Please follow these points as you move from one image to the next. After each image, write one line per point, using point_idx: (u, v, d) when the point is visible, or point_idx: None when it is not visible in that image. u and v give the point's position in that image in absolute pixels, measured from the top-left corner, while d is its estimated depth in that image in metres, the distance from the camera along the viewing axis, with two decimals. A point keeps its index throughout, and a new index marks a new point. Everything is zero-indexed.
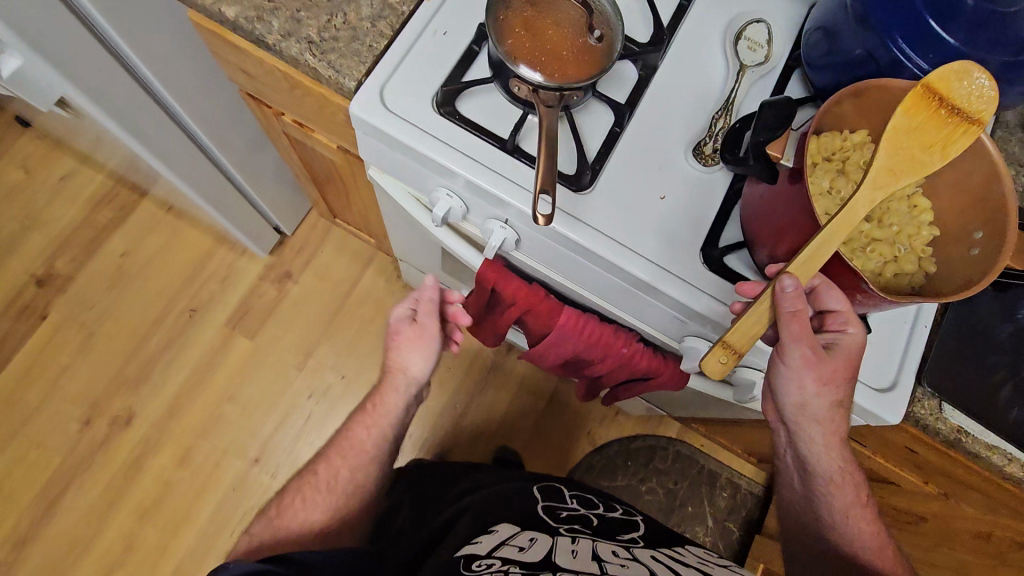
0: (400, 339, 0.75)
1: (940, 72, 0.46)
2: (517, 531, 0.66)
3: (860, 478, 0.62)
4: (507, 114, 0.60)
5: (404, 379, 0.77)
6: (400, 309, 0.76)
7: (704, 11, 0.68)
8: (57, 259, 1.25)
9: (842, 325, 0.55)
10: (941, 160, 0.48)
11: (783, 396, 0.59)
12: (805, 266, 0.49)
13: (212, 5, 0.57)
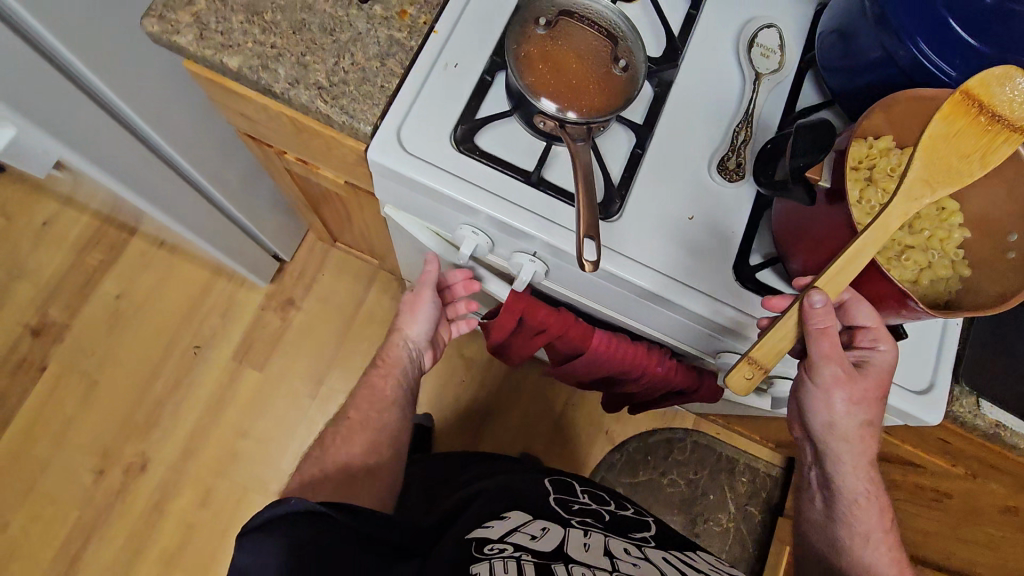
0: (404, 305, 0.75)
1: (981, 77, 0.44)
2: (528, 518, 0.66)
3: (884, 502, 0.61)
4: (529, 145, 0.59)
5: (398, 338, 0.75)
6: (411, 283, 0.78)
7: (714, 18, 0.67)
8: (50, 308, 1.22)
9: (873, 343, 0.55)
10: (980, 170, 0.46)
11: (811, 414, 0.57)
12: (832, 282, 0.49)
13: (213, 55, 0.55)
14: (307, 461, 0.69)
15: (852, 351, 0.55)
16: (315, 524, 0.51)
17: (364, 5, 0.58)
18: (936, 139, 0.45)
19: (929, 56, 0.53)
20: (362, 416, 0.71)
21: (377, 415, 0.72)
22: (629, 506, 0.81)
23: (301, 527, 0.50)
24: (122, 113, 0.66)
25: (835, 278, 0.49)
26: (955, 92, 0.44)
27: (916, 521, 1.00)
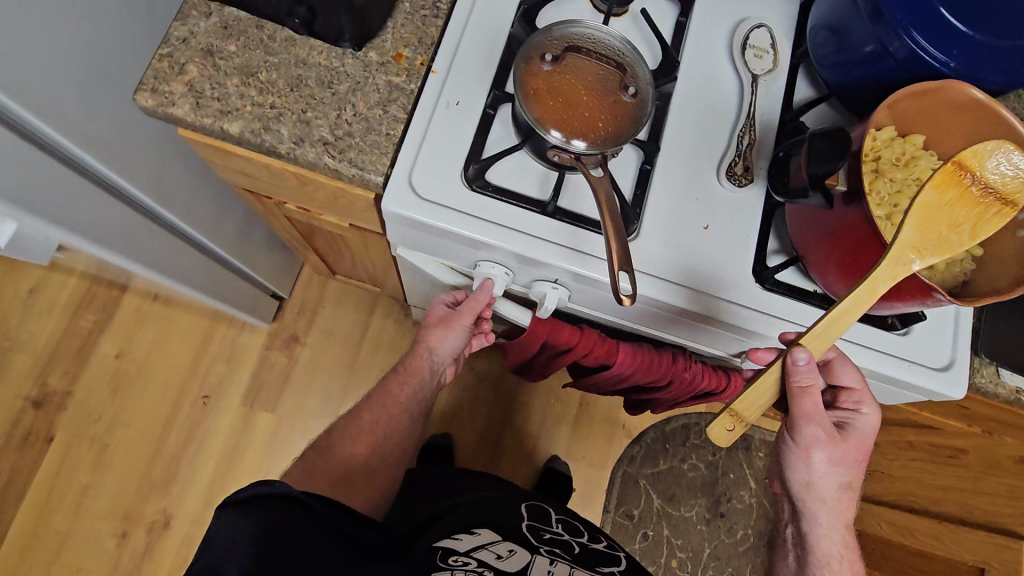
0: (438, 321, 0.74)
1: (975, 149, 0.49)
2: (498, 539, 0.74)
3: (857, 569, 0.62)
4: (541, 175, 0.58)
5: (428, 354, 0.76)
6: (446, 296, 0.75)
7: (703, 23, 0.67)
8: (50, 376, 1.19)
9: (856, 405, 0.61)
10: (970, 240, 0.50)
11: (791, 469, 0.62)
12: (816, 339, 0.53)
13: (212, 123, 0.54)
14: (318, 449, 0.73)
15: (836, 412, 0.62)
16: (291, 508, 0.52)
17: (358, 52, 0.57)
18: (933, 202, 0.50)
19: (924, 46, 0.53)
20: (375, 419, 0.75)
21: (388, 420, 0.75)
22: (603, 539, 0.88)
23: (278, 509, 0.51)
24: (117, 185, 0.63)
25: (819, 336, 0.53)
26: (950, 161, 0.49)
27: (931, 484, 1.00)
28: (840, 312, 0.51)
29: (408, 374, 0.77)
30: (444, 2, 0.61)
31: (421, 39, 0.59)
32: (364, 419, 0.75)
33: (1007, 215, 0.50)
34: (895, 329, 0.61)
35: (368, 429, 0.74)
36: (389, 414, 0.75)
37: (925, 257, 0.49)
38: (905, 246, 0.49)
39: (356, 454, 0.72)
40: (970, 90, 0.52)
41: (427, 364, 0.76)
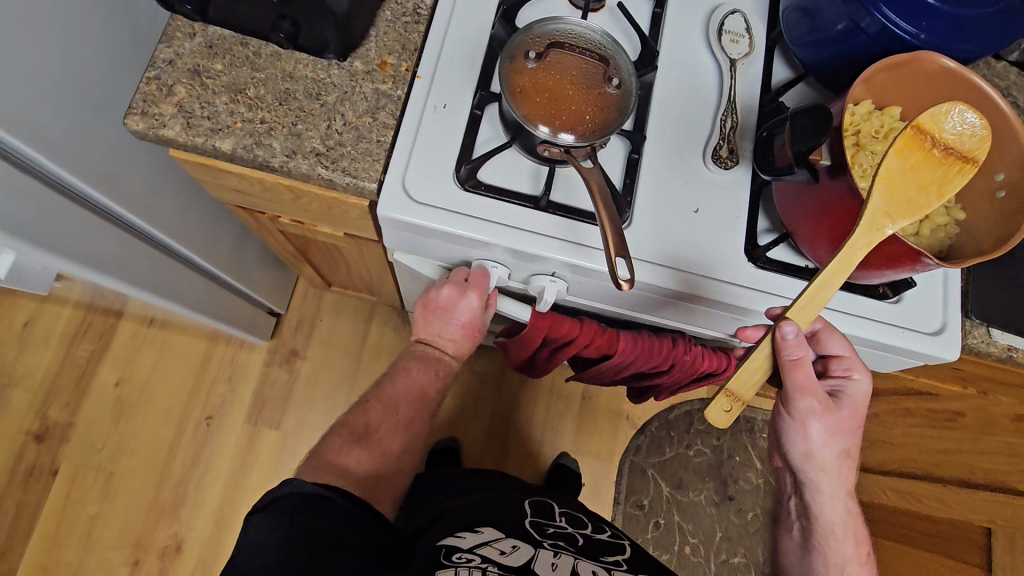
0: (465, 326, 0.67)
1: (930, 113, 0.51)
2: (501, 536, 0.75)
3: (859, 531, 0.66)
4: (532, 171, 0.59)
5: (448, 355, 0.70)
6: (479, 305, 0.64)
7: (678, 12, 0.68)
8: (49, 409, 1.19)
9: (847, 372, 0.62)
10: (937, 200, 0.52)
11: (790, 442, 0.63)
12: (802, 312, 0.54)
13: (204, 141, 0.54)
14: (350, 441, 0.66)
15: (828, 380, 0.62)
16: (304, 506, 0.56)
17: (344, 62, 0.58)
18: (898, 168, 0.51)
19: (895, 21, 0.55)
20: (409, 415, 0.69)
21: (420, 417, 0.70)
22: (606, 530, 0.90)
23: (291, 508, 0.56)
24: (110, 210, 0.63)
25: (805, 308, 0.54)
26: (910, 127, 0.51)
27: (931, 449, 1.01)
28: (822, 284, 0.53)
29: (427, 368, 0.70)
30: (424, 8, 0.62)
31: (405, 46, 0.60)
32: (398, 414, 0.69)
33: (969, 172, 0.52)
34: (887, 297, 0.63)
35: (400, 426, 0.69)
36: (421, 409, 0.70)
37: (897, 221, 0.51)
38: (877, 212, 0.50)
39: (388, 451, 0.67)
40: (941, 60, 0.54)
41: (451, 364, 0.71)
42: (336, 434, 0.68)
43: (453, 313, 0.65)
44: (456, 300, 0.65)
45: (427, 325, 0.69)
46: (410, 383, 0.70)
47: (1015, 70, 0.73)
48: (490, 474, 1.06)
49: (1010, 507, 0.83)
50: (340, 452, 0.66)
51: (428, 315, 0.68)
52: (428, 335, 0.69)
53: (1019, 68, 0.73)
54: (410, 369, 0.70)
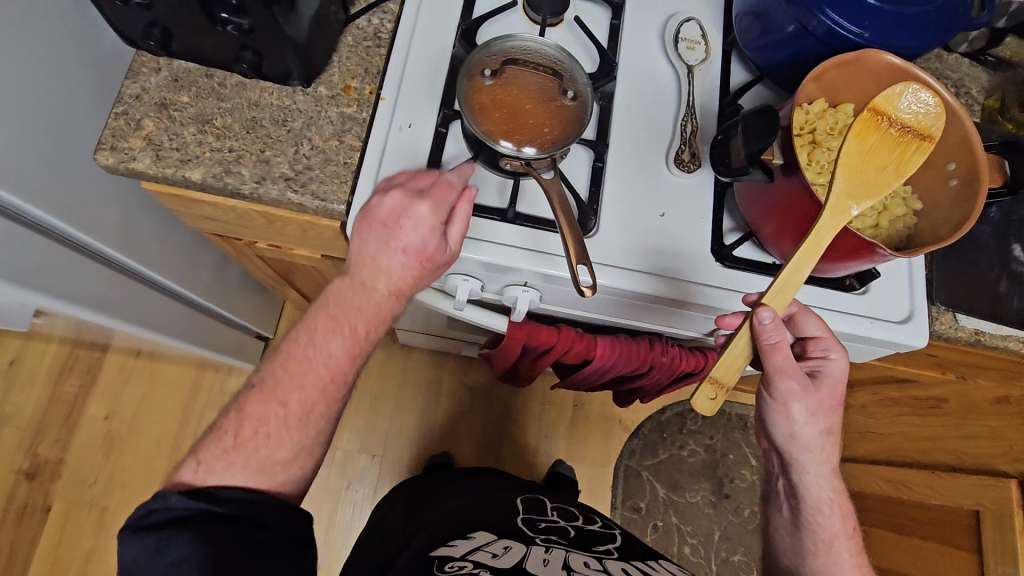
0: (408, 251, 0.53)
1: (885, 95, 0.54)
2: (493, 538, 0.80)
3: (846, 508, 0.63)
4: (499, 185, 0.61)
5: (379, 297, 0.54)
6: (429, 218, 0.52)
7: (635, 23, 0.70)
8: (40, 447, 1.18)
9: (824, 352, 0.61)
10: (897, 178, 0.54)
11: (773, 425, 0.62)
12: (776, 300, 0.54)
13: (174, 172, 0.55)
14: (219, 451, 0.52)
15: (806, 361, 0.61)
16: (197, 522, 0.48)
17: (308, 88, 0.59)
18: (856, 151, 0.54)
19: (839, 22, 0.57)
20: (302, 405, 0.54)
21: (322, 404, 0.55)
22: (597, 520, 0.95)
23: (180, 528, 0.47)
24: (87, 246, 0.64)
25: (780, 292, 0.54)
26: (867, 109, 0.54)
27: (917, 436, 1.02)
28: (795, 268, 0.53)
29: (345, 324, 0.55)
30: (385, 31, 0.63)
31: (368, 69, 0.62)
32: (287, 406, 0.54)
33: (927, 150, 0.54)
34: (853, 289, 0.64)
35: (295, 421, 0.54)
36: (329, 391, 0.55)
37: (860, 201, 0.53)
38: (841, 195, 0.52)
39: (272, 458, 0.53)
40: (885, 57, 0.56)
41: (377, 317, 0.55)
42: (205, 437, 0.53)
43: (394, 233, 0.53)
44: (402, 214, 0.53)
45: (358, 255, 0.54)
46: (314, 355, 0.54)
47: (966, 62, 0.74)
48: (485, 472, 1.09)
49: (996, 488, 0.84)
50: (202, 469, 0.51)
51: (364, 239, 0.54)
52: (359, 266, 0.54)
53: (970, 60, 0.74)
54: (319, 330, 0.55)
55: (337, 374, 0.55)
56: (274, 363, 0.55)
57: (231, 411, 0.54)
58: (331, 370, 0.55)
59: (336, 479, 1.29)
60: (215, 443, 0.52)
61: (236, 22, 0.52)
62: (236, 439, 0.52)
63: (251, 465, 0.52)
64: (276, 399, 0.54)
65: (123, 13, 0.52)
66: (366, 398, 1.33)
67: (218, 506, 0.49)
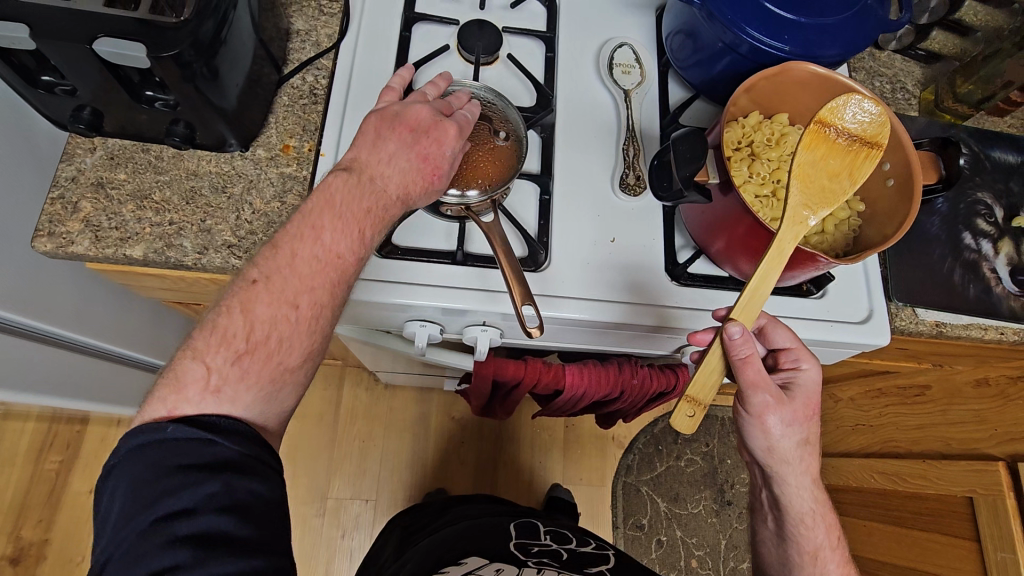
0: (424, 159, 0.51)
1: (829, 106, 0.54)
2: (485, 562, 0.80)
3: (830, 517, 0.61)
4: (447, 231, 0.61)
5: (386, 198, 0.49)
6: (456, 141, 0.52)
7: (570, 52, 0.71)
8: (25, 527, 1.16)
9: (795, 362, 0.59)
10: (852, 185, 0.54)
11: (750, 438, 0.59)
12: (746, 310, 0.52)
13: (114, 252, 0.55)
14: (229, 358, 0.43)
15: (778, 374, 0.59)
16: (197, 458, 0.39)
17: (247, 152, 0.60)
18: (808, 161, 0.54)
19: (761, 40, 0.58)
20: (315, 307, 0.46)
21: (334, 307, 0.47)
22: (590, 543, 0.94)
23: (177, 468, 0.39)
24: (24, 325, 0.63)
25: (747, 308, 0.52)
26: (813, 122, 0.54)
27: (906, 426, 1.01)
28: (759, 281, 0.52)
29: (353, 224, 0.48)
30: (320, 87, 0.64)
31: (306, 127, 0.62)
32: (298, 308, 0.45)
33: (876, 157, 0.54)
34: (811, 294, 0.65)
35: (305, 327, 0.45)
36: (339, 294, 0.47)
37: (817, 210, 0.53)
38: (797, 206, 0.53)
39: (284, 366, 0.45)
40: (808, 67, 0.56)
41: (381, 216, 0.49)
42: (201, 344, 0.43)
43: (419, 140, 0.51)
44: (429, 130, 0.52)
45: (372, 148, 0.51)
46: (322, 254, 0.46)
47: (898, 58, 0.76)
48: (475, 499, 1.06)
49: (985, 473, 0.83)
50: (209, 383, 0.42)
51: (387, 136, 0.51)
52: (371, 161, 0.50)
53: (901, 55, 0.76)
54: (326, 228, 0.47)
55: (348, 273, 0.47)
56: (277, 260, 0.46)
57: (229, 310, 0.44)
58: (342, 271, 0.47)
59: (331, 529, 1.26)
60: (219, 349, 0.43)
61: (161, 97, 0.52)
62: (247, 344, 0.44)
63: (265, 377, 0.44)
64: (285, 300, 0.45)
65: (50, 101, 0.53)
66: (354, 443, 1.31)
67: (223, 441, 0.40)
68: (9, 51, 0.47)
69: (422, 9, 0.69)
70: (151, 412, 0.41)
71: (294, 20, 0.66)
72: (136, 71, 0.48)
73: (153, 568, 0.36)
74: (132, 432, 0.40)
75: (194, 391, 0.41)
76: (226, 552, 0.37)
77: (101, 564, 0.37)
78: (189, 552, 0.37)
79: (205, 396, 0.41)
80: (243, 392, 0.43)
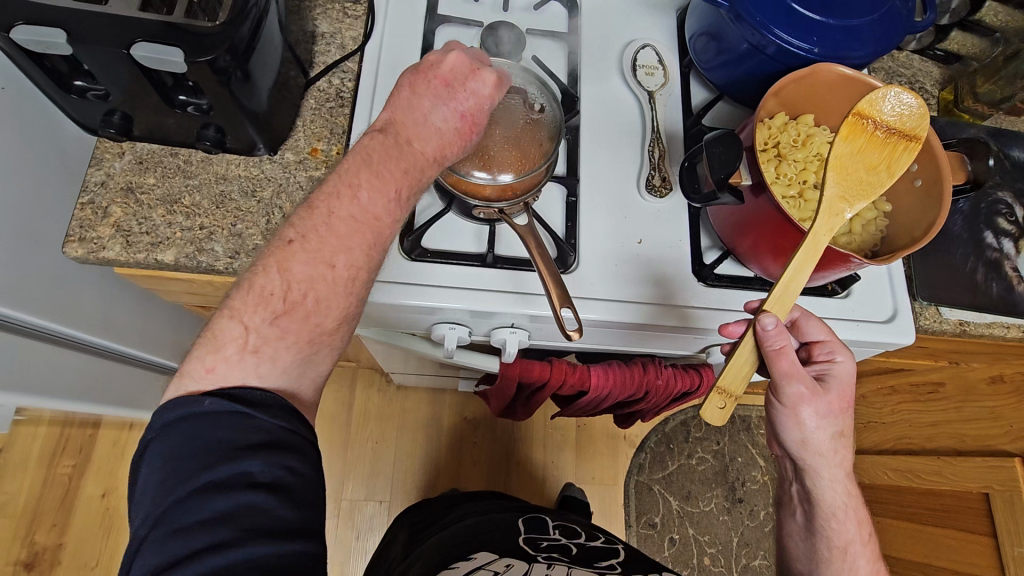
0: (462, 116, 0.50)
1: (869, 99, 0.54)
2: (494, 557, 0.78)
3: (861, 512, 0.62)
4: (476, 234, 0.61)
5: (424, 159, 0.49)
6: (493, 92, 0.51)
7: (593, 53, 0.71)
8: (36, 533, 1.16)
9: (830, 355, 0.59)
10: (887, 177, 0.55)
11: (783, 430, 0.59)
12: (780, 302, 0.53)
13: (146, 256, 0.55)
14: (266, 317, 0.43)
15: (812, 365, 0.59)
16: (237, 430, 0.39)
17: (275, 155, 0.59)
18: (846, 153, 0.55)
19: (788, 40, 0.58)
20: (350, 268, 0.45)
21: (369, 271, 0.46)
22: (599, 536, 0.95)
23: (218, 441, 0.38)
24: (52, 330, 0.63)
25: (781, 298, 0.52)
26: (852, 114, 0.54)
27: (920, 423, 1.01)
28: (794, 272, 0.52)
29: (391, 183, 0.47)
30: (347, 90, 0.64)
31: (333, 130, 0.62)
32: (334, 269, 0.44)
33: (913, 150, 0.55)
34: (836, 293, 0.65)
35: (343, 288, 0.45)
36: (377, 255, 0.46)
37: (854, 203, 0.54)
38: (834, 198, 0.54)
39: (322, 328, 0.44)
40: (839, 69, 0.57)
41: (420, 179, 0.49)
42: (238, 302, 0.43)
43: (455, 94, 0.50)
44: (464, 79, 0.50)
45: (408, 107, 0.50)
46: (359, 214, 0.45)
47: (917, 58, 0.76)
48: (481, 495, 1.07)
49: (1005, 469, 0.84)
50: (247, 343, 0.42)
51: (421, 91, 0.50)
52: (408, 122, 0.49)
53: (920, 55, 0.76)
54: (362, 185, 0.46)
55: (384, 234, 0.47)
56: (312, 219, 0.45)
57: (267, 268, 0.44)
58: (377, 232, 0.46)
59: (345, 530, 1.26)
60: (258, 308, 0.43)
61: (194, 102, 0.52)
62: (285, 304, 0.43)
63: (304, 337, 0.44)
64: (322, 258, 0.44)
65: (82, 105, 0.52)
66: (367, 443, 1.31)
67: (262, 414, 0.40)
68: (43, 56, 0.46)
69: (446, 11, 0.69)
70: (186, 383, 0.41)
71: (319, 22, 0.66)
72: (169, 74, 0.48)
73: (191, 546, 0.35)
74: (172, 403, 0.40)
75: (232, 349, 0.41)
76: (269, 535, 0.36)
77: (140, 541, 0.36)
78: (227, 534, 0.36)
79: (244, 354, 0.41)
80: (283, 350, 0.43)
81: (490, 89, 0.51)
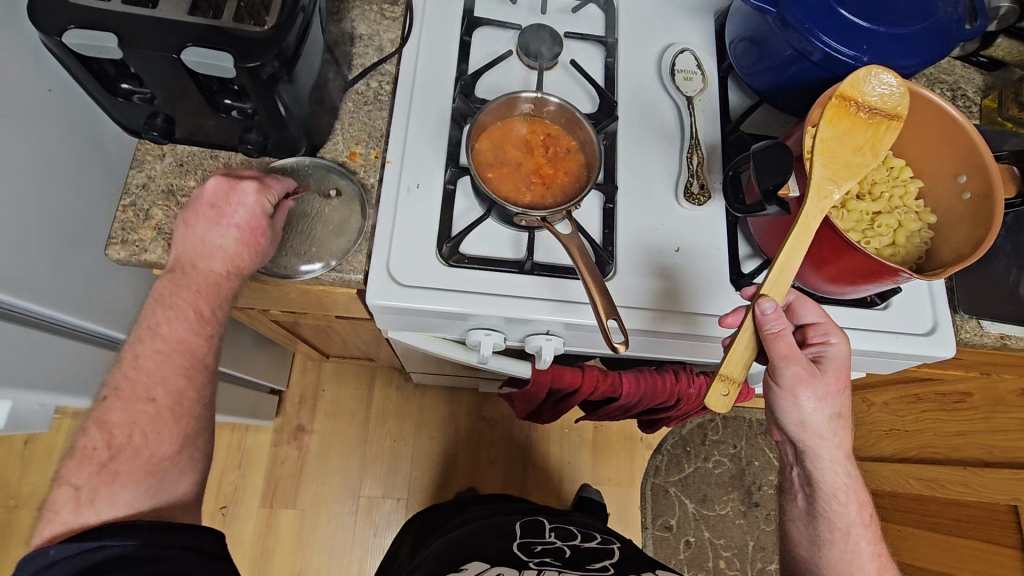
0: (239, 226, 0.52)
1: (850, 80, 0.54)
2: (484, 568, 0.76)
3: (861, 493, 0.61)
4: (512, 239, 0.61)
5: (214, 275, 0.52)
6: (257, 197, 0.52)
7: (630, 56, 0.70)
8: None
9: (824, 337, 0.57)
10: (874, 157, 0.55)
11: (782, 415, 0.58)
12: (776, 286, 0.52)
13: None
14: (93, 471, 0.48)
15: (807, 348, 0.58)
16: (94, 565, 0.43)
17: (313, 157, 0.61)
18: (831, 136, 0.54)
19: (836, 48, 0.57)
20: (169, 395, 0.51)
21: (191, 390, 0.52)
22: (596, 536, 0.94)
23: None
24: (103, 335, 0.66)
25: (777, 282, 0.52)
26: (835, 97, 0.54)
27: (946, 433, 1.00)
28: (788, 257, 0.52)
29: (185, 304, 0.52)
30: (385, 92, 0.64)
31: (372, 133, 0.63)
32: (154, 402, 0.50)
33: (897, 128, 0.55)
34: (875, 305, 0.64)
35: (167, 414, 0.51)
36: (196, 375, 0.52)
37: (842, 184, 0.53)
38: (822, 180, 0.53)
39: (157, 455, 0.50)
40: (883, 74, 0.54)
41: (215, 294, 0.53)
42: (68, 467, 0.48)
43: (220, 211, 0.52)
44: (227, 196, 0.52)
45: (185, 238, 0.52)
46: (162, 344, 0.51)
47: (959, 64, 0.75)
48: (491, 497, 1.08)
49: None
50: (81, 499, 0.47)
51: (190, 220, 0.52)
52: (190, 254, 0.52)
53: (963, 62, 0.75)
54: (161, 321, 0.51)
55: (195, 352, 0.52)
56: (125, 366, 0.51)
57: (88, 427, 0.49)
58: (189, 353, 0.52)
59: (363, 528, 1.26)
60: (82, 466, 0.48)
61: (238, 106, 0.52)
62: (107, 453, 0.49)
63: (138, 471, 0.49)
64: (140, 398, 0.50)
65: (127, 108, 0.53)
66: (384, 442, 1.32)
67: (108, 541, 0.44)
68: (93, 60, 0.46)
69: (482, 13, 0.69)
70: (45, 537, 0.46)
71: (356, 24, 0.66)
72: (216, 78, 0.48)
73: None
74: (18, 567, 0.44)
75: (67, 512, 0.46)
76: None
77: None
78: None
79: (78, 510, 0.46)
80: (120, 490, 0.48)
81: (253, 198, 0.52)
